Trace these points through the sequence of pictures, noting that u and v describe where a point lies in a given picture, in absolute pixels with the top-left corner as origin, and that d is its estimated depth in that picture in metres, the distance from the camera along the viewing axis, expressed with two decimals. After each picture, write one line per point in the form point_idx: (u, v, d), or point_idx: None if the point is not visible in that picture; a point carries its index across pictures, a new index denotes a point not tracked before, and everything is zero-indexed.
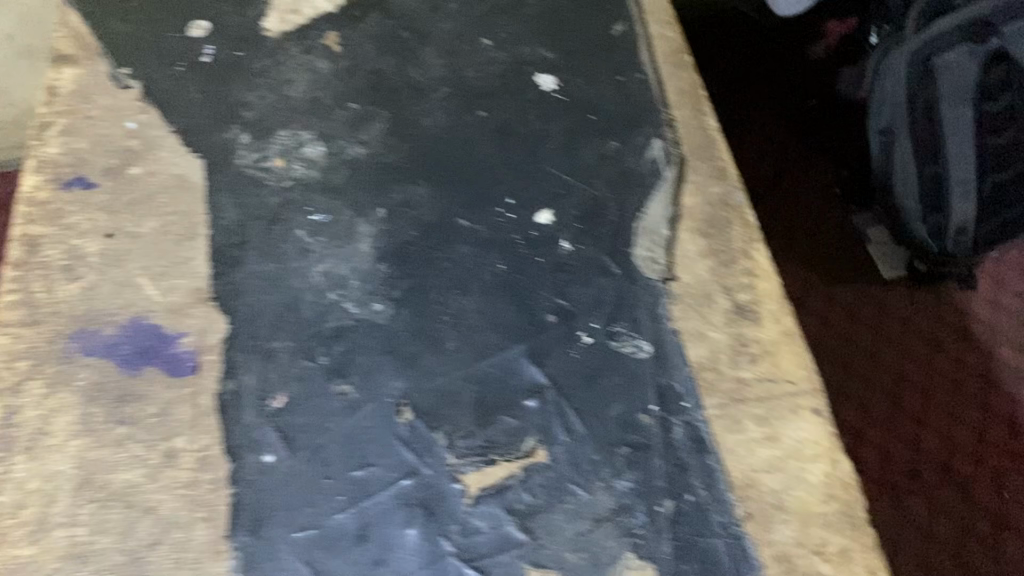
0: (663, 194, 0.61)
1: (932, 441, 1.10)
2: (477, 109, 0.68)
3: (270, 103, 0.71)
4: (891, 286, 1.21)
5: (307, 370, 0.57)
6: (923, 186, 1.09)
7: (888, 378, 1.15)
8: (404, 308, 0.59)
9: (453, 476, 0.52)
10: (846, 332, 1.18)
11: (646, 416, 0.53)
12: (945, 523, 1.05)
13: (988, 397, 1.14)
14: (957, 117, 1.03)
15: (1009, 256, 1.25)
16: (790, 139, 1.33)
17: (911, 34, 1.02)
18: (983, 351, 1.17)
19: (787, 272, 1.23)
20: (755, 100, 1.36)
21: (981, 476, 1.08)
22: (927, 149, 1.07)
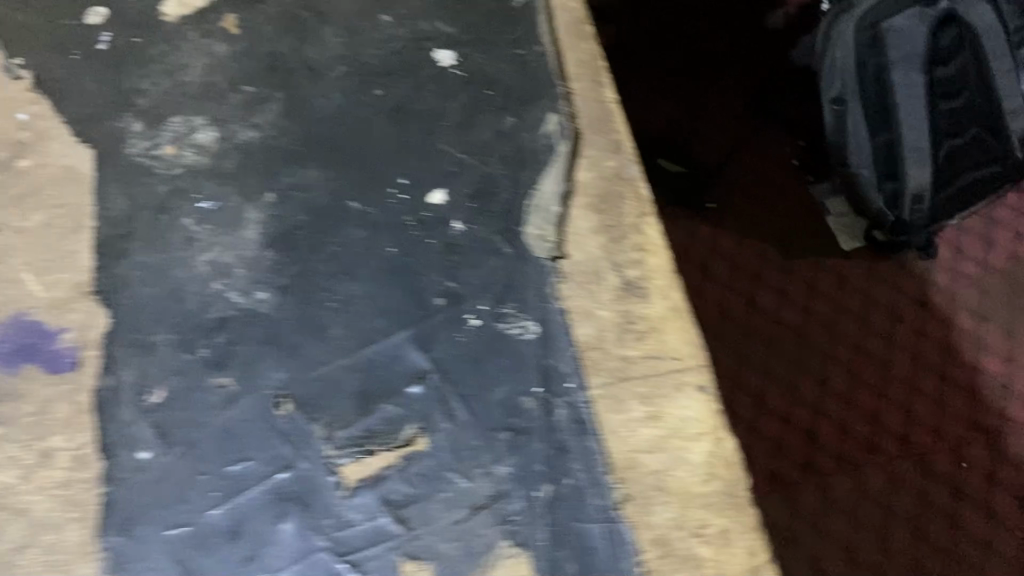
0: (558, 170, 0.59)
1: (892, 415, 1.05)
2: (373, 87, 0.66)
3: (164, 90, 0.69)
4: (851, 257, 1.15)
5: (187, 363, 0.55)
6: (877, 155, 1.06)
7: (847, 350, 1.09)
8: (288, 295, 0.57)
9: (330, 469, 0.50)
10: (804, 304, 1.12)
11: (529, 399, 0.51)
12: (902, 496, 1.00)
13: (948, 366, 1.08)
14: (909, 82, 1.02)
15: (969, 223, 1.18)
16: (744, 106, 1.25)
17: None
18: (944, 319, 1.11)
19: (744, 244, 1.17)
20: (706, 66, 1.27)
21: (940, 448, 1.03)
22: (880, 115, 1.04)
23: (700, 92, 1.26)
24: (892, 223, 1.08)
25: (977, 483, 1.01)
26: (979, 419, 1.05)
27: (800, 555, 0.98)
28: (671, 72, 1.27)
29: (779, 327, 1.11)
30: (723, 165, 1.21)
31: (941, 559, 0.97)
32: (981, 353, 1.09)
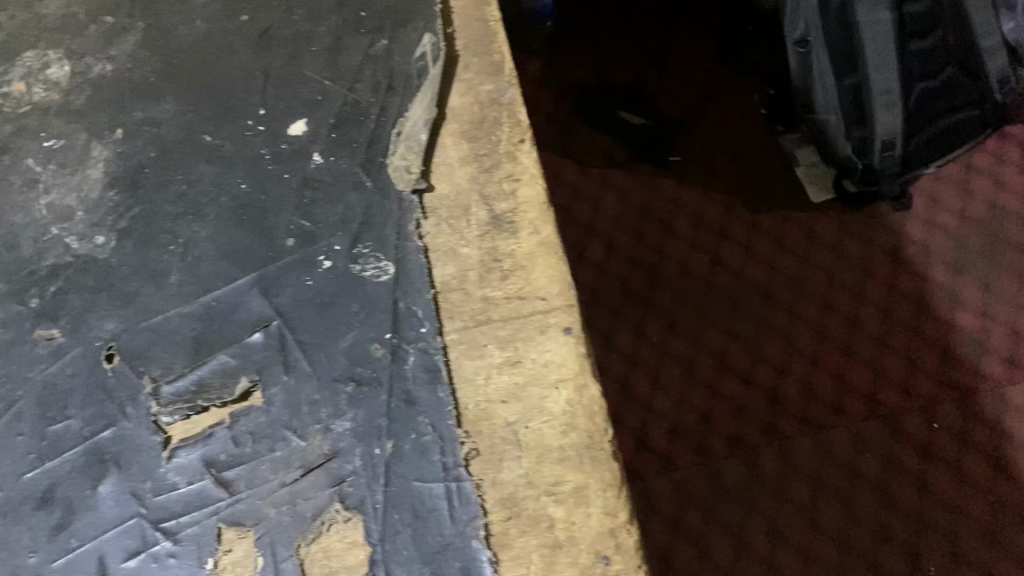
0: (428, 95, 0.53)
1: (859, 375, 0.92)
2: (240, 13, 0.60)
3: (20, 23, 0.63)
4: (818, 211, 1.02)
5: (16, 315, 0.50)
6: (844, 99, 0.91)
7: (813, 307, 0.96)
8: (127, 240, 0.52)
9: (154, 428, 0.45)
10: (767, 259, 1.00)
11: (379, 348, 0.45)
12: (869, 461, 0.88)
13: (921, 320, 0.95)
14: (875, 21, 0.84)
15: (946, 170, 1.02)
16: (711, 57, 1.11)
17: None
18: (918, 271, 0.97)
19: (706, 197, 1.04)
20: (668, 14, 1.14)
21: (910, 407, 0.90)
22: (844, 57, 0.88)
23: (661, 43, 1.12)
24: (861, 170, 0.96)
25: (950, 444, 0.89)
26: (955, 376, 0.92)
27: (756, 524, 0.86)
28: (632, 22, 1.14)
29: (740, 283, 0.98)
30: (687, 119, 1.08)
31: (910, 528, 0.85)
32: (957, 305, 0.95)
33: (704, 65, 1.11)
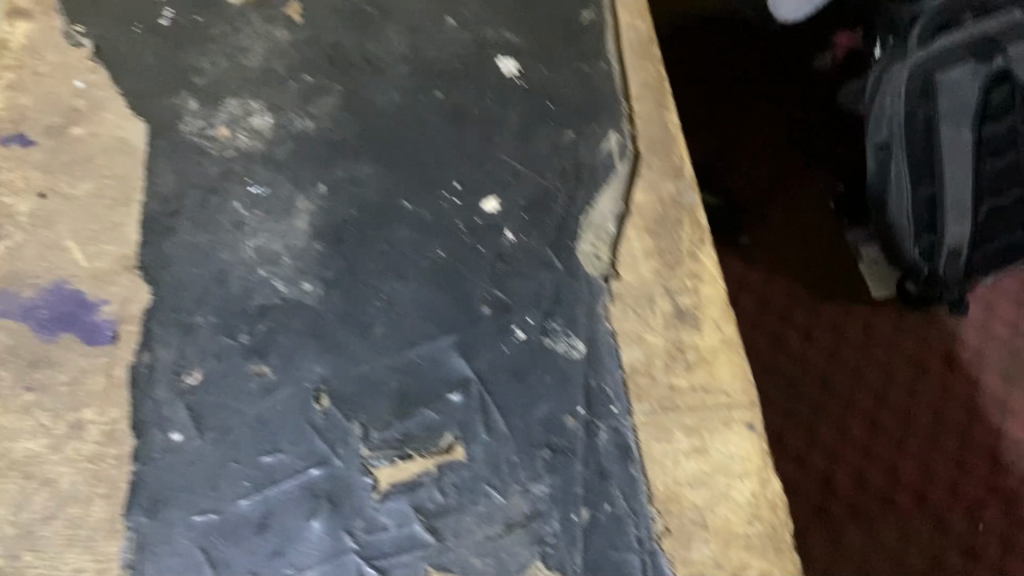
0: (615, 189, 0.59)
1: (909, 470, 0.96)
2: (434, 90, 0.66)
3: (223, 71, 0.69)
4: (878, 308, 1.06)
5: (228, 349, 0.55)
6: (917, 209, 0.93)
7: (868, 398, 1.00)
8: (333, 290, 0.57)
9: (364, 469, 0.49)
10: (827, 348, 1.04)
11: (572, 419, 0.50)
12: (915, 554, 0.92)
13: (971, 424, 0.99)
14: (956, 137, 0.89)
15: (1003, 283, 1.07)
16: (783, 144, 1.15)
17: (914, 46, 0.83)
18: (970, 376, 1.02)
19: (773, 281, 1.09)
20: (745, 96, 1.17)
21: (957, 508, 0.94)
22: (923, 169, 0.91)
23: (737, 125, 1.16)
24: (925, 275, 0.99)
25: (994, 546, 0.92)
26: (1001, 482, 0.96)
27: None
28: (711, 103, 1.17)
29: (799, 367, 1.03)
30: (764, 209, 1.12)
31: None
32: (1007, 414, 1.00)
33: (775, 152, 1.14)
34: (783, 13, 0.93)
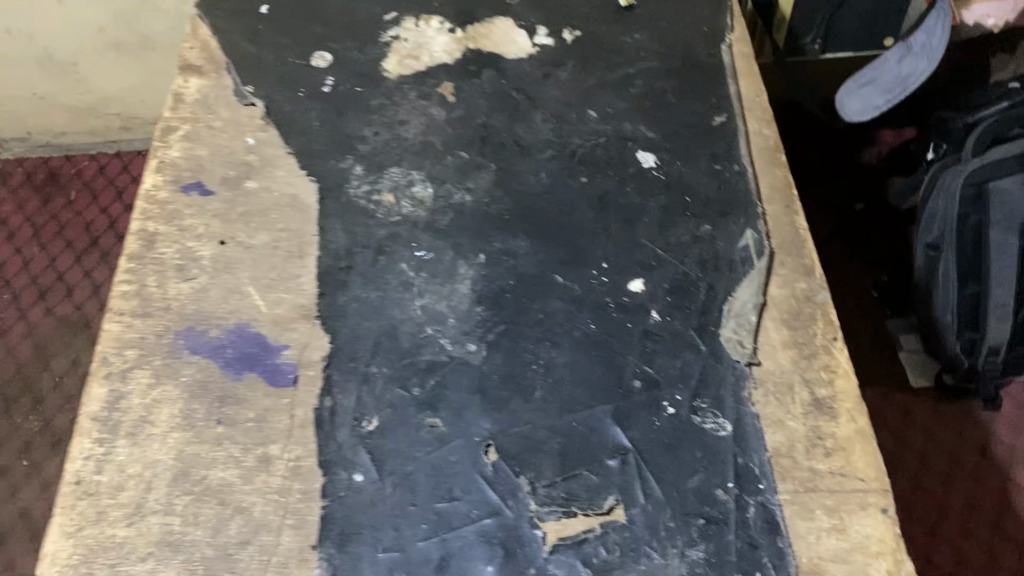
0: (753, 282, 0.65)
1: (942, 555, 1.01)
2: (579, 174, 0.73)
3: (385, 140, 0.75)
4: (918, 395, 1.11)
5: (402, 400, 0.60)
6: (963, 306, 1.00)
7: (905, 484, 1.06)
8: (496, 352, 0.63)
9: (534, 522, 0.55)
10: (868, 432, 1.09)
11: (724, 493, 0.55)
12: None
13: (1004, 517, 1.03)
14: (1002, 242, 0.95)
15: None
16: (831, 236, 1.23)
17: (968, 155, 0.96)
18: (1003, 470, 1.07)
19: None
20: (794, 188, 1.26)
21: None
22: (970, 267, 0.98)
23: None
24: (964, 369, 1.04)
25: None
26: None
27: None
28: None
29: None
30: None
31: None
32: None
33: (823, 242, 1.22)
34: (849, 112, 0.95)
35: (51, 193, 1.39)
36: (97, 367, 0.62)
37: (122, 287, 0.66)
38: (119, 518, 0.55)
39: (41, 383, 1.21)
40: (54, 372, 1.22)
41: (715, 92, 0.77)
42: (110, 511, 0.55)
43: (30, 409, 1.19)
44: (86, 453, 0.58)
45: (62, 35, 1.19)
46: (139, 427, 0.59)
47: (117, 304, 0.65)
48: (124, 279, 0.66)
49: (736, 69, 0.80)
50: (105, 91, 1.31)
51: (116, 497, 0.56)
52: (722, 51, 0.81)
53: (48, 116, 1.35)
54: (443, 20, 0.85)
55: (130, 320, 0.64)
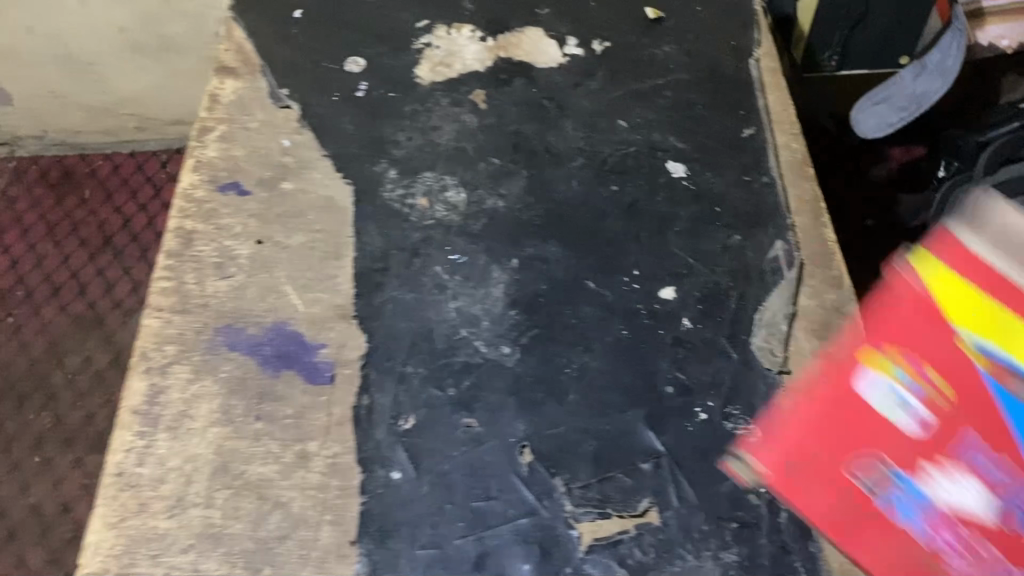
0: (784, 292, 0.66)
1: None
2: (610, 183, 0.74)
3: (418, 145, 0.76)
4: None
5: (438, 399, 0.61)
6: None
7: None
8: (530, 355, 0.64)
9: (570, 523, 0.56)
10: None
11: (756, 497, 0.56)
12: None
13: None
14: None
15: None
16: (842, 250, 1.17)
17: (980, 177, 0.98)
18: None
19: None
20: None
21: None
22: None
23: None
24: None
25: None
26: None
27: None
28: None
29: None
30: None
31: None
32: None
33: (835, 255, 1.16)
34: (865, 129, 0.96)
35: (65, 192, 1.38)
36: (136, 362, 0.63)
37: (161, 283, 0.67)
38: (161, 510, 0.56)
39: (53, 379, 1.20)
40: (66, 368, 1.21)
41: (743, 105, 0.79)
42: (152, 503, 0.56)
43: (42, 405, 1.18)
44: (127, 446, 0.59)
45: (84, 39, 1.20)
46: (179, 421, 0.60)
47: (156, 300, 0.66)
48: (162, 275, 0.67)
49: (764, 82, 0.81)
50: (123, 92, 1.30)
51: (157, 490, 0.57)
52: (750, 66, 0.82)
53: (65, 116, 1.34)
54: (474, 28, 0.85)
55: (169, 316, 0.65)
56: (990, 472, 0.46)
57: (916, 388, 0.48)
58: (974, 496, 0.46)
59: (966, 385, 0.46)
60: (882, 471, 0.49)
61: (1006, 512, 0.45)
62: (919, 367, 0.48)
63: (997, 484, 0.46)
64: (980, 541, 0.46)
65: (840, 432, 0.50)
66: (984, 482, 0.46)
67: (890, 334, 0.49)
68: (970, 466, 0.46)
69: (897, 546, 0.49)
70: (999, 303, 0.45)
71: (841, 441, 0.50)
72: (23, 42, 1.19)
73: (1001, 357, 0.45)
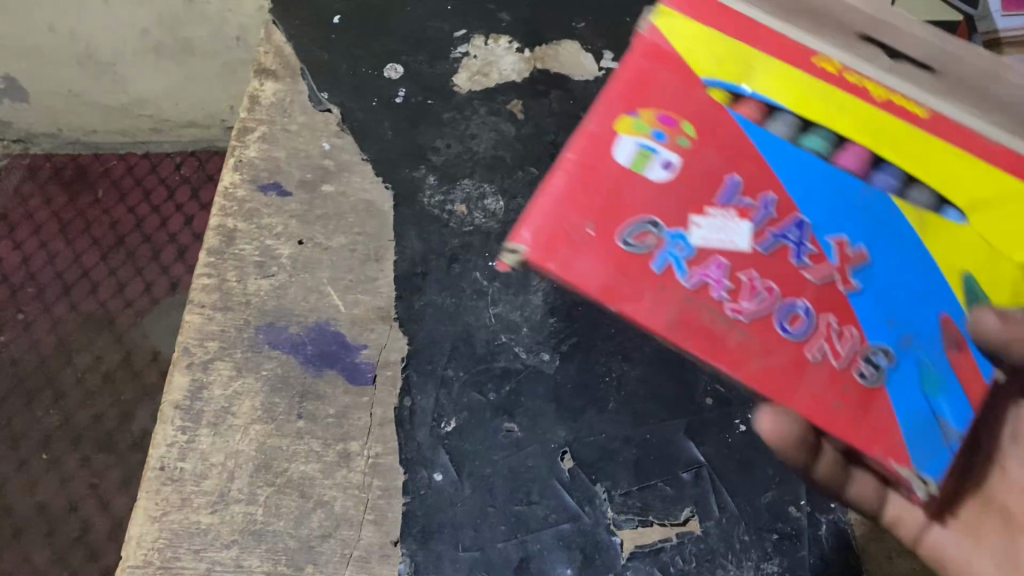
0: None
1: None
2: None
3: (456, 152, 0.74)
4: None
5: (479, 403, 0.61)
6: None
7: None
8: (570, 362, 0.63)
9: (611, 530, 0.57)
10: None
11: (796, 509, 0.58)
12: None
13: None
14: None
15: None
16: None
17: None
18: None
19: None
20: None
21: None
22: None
23: None
24: None
25: None
26: None
27: None
28: None
29: None
30: None
31: None
32: None
33: None
34: None
35: (77, 190, 1.29)
36: (179, 356, 0.64)
37: (203, 280, 0.67)
38: (204, 505, 0.58)
39: (62, 377, 1.16)
40: (77, 367, 1.17)
41: None
42: (194, 497, 0.58)
43: (50, 403, 1.14)
44: (170, 439, 0.60)
45: (108, 39, 1.08)
46: (222, 417, 0.61)
47: (199, 297, 0.66)
48: (205, 272, 0.68)
49: None
50: (142, 93, 1.19)
51: (200, 485, 0.58)
52: None
53: (80, 115, 1.23)
54: (512, 39, 0.81)
55: (210, 313, 0.66)
56: (736, 198, 0.42)
57: (663, 136, 0.43)
58: (726, 225, 0.41)
59: (707, 123, 0.43)
60: (643, 221, 0.41)
61: (759, 234, 0.41)
62: (666, 118, 0.44)
63: (766, 216, 0.41)
64: (742, 268, 0.40)
65: (598, 193, 0.42)
66: (731, 206, 0.41)
67: (633, 101, 0.45)
68: (717, 200, 0.42)
69: (672, 293, 0.40)
70: (747, 41, 0.45)
71: (596, 198, 0.42)
72: (37, 43, 1.09)
73: (728, 86, 0.45)
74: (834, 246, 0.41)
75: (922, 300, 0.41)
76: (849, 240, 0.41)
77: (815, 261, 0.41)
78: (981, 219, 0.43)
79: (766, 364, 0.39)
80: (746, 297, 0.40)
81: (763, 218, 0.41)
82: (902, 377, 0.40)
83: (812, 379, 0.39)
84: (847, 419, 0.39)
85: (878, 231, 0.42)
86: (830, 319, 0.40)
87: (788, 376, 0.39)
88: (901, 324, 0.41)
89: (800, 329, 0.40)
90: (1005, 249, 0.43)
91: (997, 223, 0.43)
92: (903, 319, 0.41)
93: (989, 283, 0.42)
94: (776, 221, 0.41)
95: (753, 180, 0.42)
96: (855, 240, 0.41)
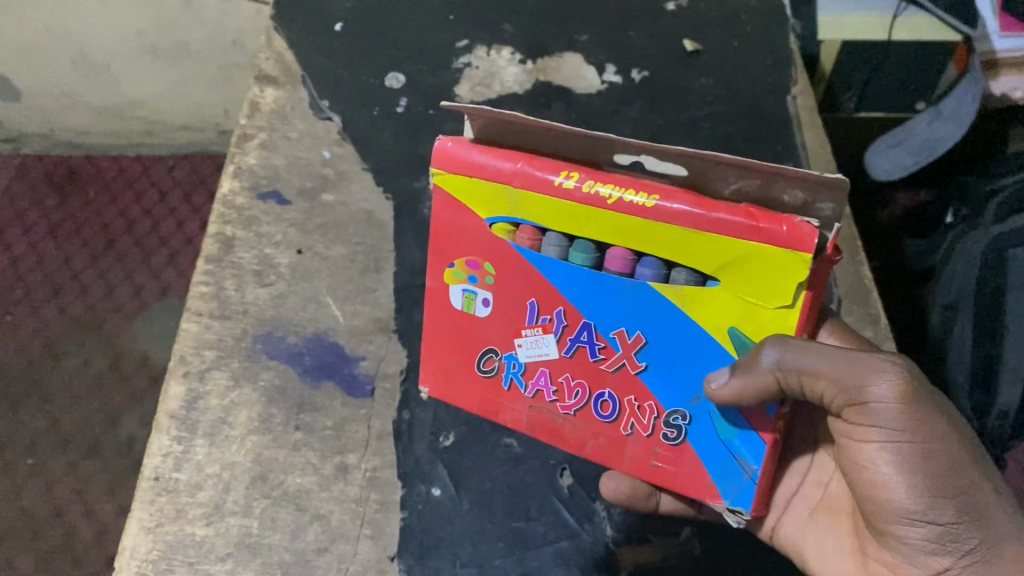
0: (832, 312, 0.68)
1: None
2: None
3: None
4: None
5: (478, 417, 0.61)
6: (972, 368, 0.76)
7: None
8: None
9: (610, 548, 0.58)
10: None
11: None
12: None
13: None
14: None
15: None
16: None
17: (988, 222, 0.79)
18: None
19: None
20: None
21: None
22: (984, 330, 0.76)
23: None
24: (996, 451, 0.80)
25: None
26: None
27: None
28: None
29: None
30: None
31: None
32: None
33: None
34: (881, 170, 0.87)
35: (68, 193, 1.26)
36: (175, 365, 0.63)
37: (200, 288, 0.66)
38: (198, 517, 0.58)
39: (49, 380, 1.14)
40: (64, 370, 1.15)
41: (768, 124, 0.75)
42: (189, 509, 0.58)
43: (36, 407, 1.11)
44: (165, 450, 0.60)
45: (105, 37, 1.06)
46: (217, 428, 0.61)
47: (195, 305, 0.66)
48: (201, 279, 0.67)
49: (800, 120, 0.77)
50: (141, 94, 1.16)
51: (194, 496, 0.58)
52: (787, 103, 0.77)
53: (74, 114, 1.19)
54: (514, 49, 0.79)
55: (207, 321, 0.65)
56: (538, 316, 0.50)
57: (475, 279, 0.51)
58: (538, 341, 0.50)
59: (499, 254, 0.50)
60: (488, 352, 0.52)
61: (559, 341, 0.50)
62: (473, 261, 0.51)
63: (560, 327, 0.49)
64: (560, 374, 0.51)
65: (453, 333, 0.53)
66: (536, 324, 0.50)
67: (442, 250, 0.52)
68: (526, 322, 0.50)
69: (522, 402, 0.52)
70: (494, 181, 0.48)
71: (455, 336, 0.53)
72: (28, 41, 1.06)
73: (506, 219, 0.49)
74: (616, 339, 0.48)
75: (702, 363, 0.48)
76: (625, 332, 0.48)
77: (606, 355, 0.49)
78: (731, 281, 0.45)
79: (598, 442, 0.51)
80: (570, 396, 0.51)
81: (560, 330, 0.50)
82: (698, 426, 0.49)
83: (630, 450, 0.51)
84: (664, 472, 0.50)
85: (646, 315, 0.47)
86: (629, 399, 0.50)
87: (613, 449, 0.51)
88: (684, 385, 0.48)
89: (610, 412, 0.50)
90: (758, 298, 0.45)
91: (742, 279, 0.45)
92: (684, 382, 0.48)
93: (750, 325, 0.46)
94: (570, 330, 0.49)
95: (542, 293, 0.49)
96: (631, 330, 0.48)
